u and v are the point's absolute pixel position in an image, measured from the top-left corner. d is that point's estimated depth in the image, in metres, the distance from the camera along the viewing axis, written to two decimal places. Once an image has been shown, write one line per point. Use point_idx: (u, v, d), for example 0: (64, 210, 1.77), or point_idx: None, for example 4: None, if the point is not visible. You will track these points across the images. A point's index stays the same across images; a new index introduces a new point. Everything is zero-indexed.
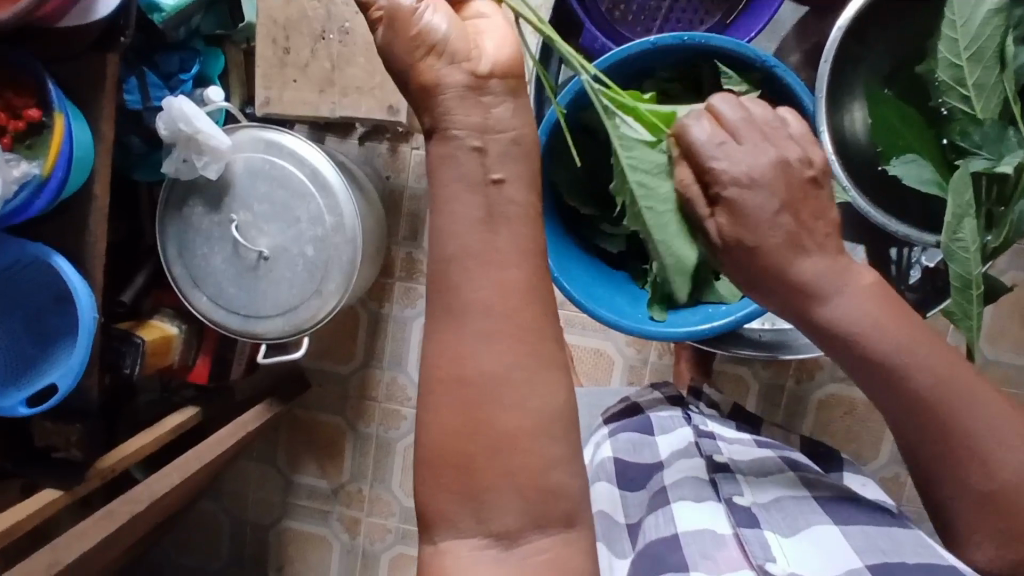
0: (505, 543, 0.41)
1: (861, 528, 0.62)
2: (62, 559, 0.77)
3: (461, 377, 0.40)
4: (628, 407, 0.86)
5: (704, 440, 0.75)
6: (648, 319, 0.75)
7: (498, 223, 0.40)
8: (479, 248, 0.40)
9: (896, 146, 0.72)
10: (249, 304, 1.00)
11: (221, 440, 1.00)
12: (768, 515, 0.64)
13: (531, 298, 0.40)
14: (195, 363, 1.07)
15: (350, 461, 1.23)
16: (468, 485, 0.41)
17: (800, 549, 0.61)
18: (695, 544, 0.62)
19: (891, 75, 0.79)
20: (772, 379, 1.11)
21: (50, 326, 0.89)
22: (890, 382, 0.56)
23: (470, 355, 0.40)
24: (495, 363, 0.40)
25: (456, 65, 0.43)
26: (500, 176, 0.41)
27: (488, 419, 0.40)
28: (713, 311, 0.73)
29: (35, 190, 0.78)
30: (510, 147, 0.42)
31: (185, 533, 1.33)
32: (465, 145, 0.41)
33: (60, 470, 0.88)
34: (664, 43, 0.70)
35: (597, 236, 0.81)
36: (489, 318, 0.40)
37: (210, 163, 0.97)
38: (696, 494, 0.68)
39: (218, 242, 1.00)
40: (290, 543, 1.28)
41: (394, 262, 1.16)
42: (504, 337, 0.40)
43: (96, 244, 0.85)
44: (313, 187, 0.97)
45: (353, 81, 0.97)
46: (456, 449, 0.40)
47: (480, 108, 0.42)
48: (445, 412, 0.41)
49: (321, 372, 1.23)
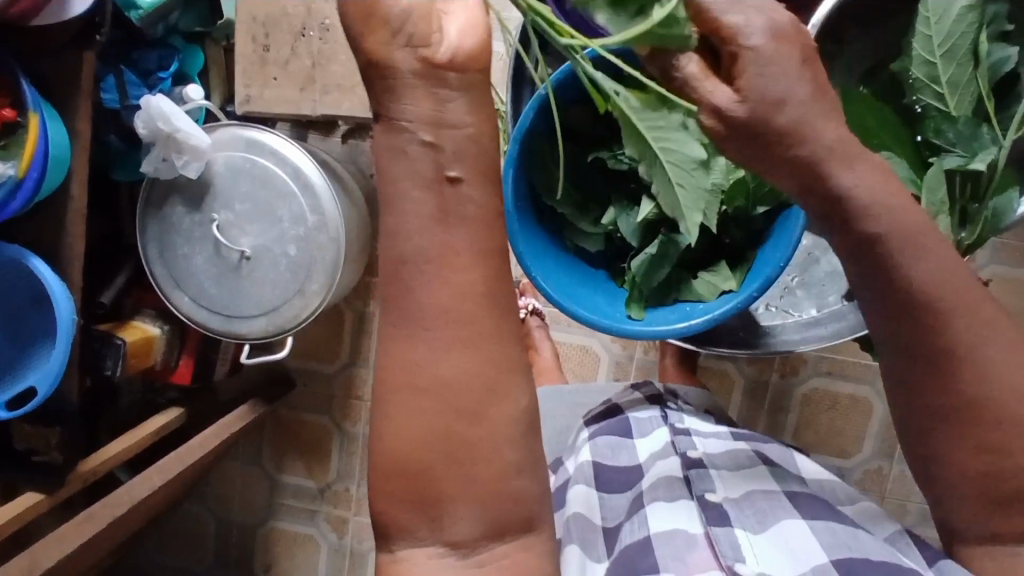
0: (462, 552, 0.43)
1: (826, 523, 0.62)
2: (39, 563, 0.76)
3: (416, 385, 0.40)
4: (607, 409, 0.87)
5: (680, 439, 0.76)
6: (627, 318, 0.75)
7: (456, 221, 0.39)
8: (438, 250, 0.39)
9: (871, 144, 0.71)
10: (231, 303, 0.99)
11: (203, 442, 0.99)
12: (739, 511, 0.65)
13: (482, 300, 0.40)
14: (178, 364, 1.07)
15: (336, 460, 1.23)
16: (425, 499, 0.42)
17: (769, 549, 0.61)
18: (668, 547, 0.62)
19: (868, 73, 0.79)
20: (756, 375, 1.12)
21: (26, 328, 0.88)
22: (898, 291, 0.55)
23: (421, 364, 0.40)
24: (458, 373, 0.40)
25: (413, 48, 0.38)
26: (457, 173, 0.38)
27: (452, 433, 0.41)
28: (691, 311, 0.73)
29: (11, 190, 0.77)
30: (466, 145, 0.39)
31: (169, 534, 1.32)
32: (417, 140, 0.38)
33: (40, 474, 0.88)
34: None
35: (573, 233, 0.80)
36: (433, 322, 0.40)
37: (190, 162, 0.96)
38: (669, 494, 0.68)
39: (199, 242, 0.99)
40: (276, 544, 1.28)
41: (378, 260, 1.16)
42: (462, 338, 0.40)
43: (73, 244, 0.84)
44: (295, 186, 0.96)
45: (334, 78, 0.97)
46: (415, 460, 0.41)
47: (432, 100, 0.38)
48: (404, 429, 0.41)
49: (306, 372, 1.22)
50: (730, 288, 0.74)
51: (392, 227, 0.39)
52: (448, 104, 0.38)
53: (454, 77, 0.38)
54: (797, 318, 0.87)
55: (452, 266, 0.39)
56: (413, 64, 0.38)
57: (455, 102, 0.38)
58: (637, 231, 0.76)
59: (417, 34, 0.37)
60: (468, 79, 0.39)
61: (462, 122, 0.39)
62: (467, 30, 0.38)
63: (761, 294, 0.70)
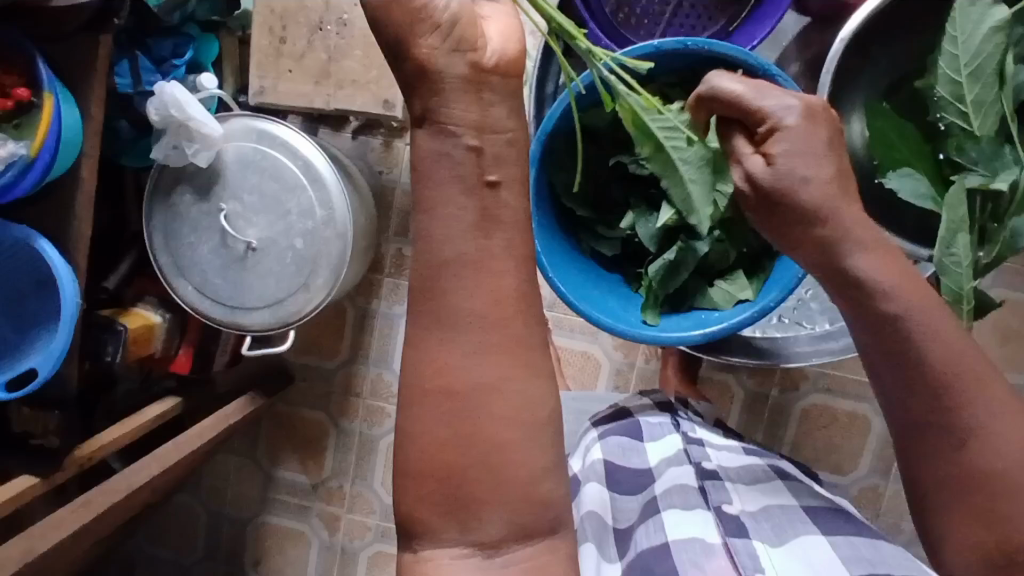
0: (489, 552, 0.43)
1: (846, 538, 0.63)
2: (34, 548, 0.76)
3: (449, 390, 0.41)
4: (615, 413, 0.87)
5: (692, 448, 0.76)
6: (641, 323, 0.75)
7: (493, 227, 0.40)
8: (475, 255, 0.40)
9: (893, 159, 0.72)
10: (235, 294, 0.99)
11: (201, 431, 0.98)
12: (756, 525, 0.64)
13: (502, 299, 0.41)
14: (177, 354, 1.06)
15: (332, 457, 1.22)
16: (452, 497, 0.42)
17: (793, 566, 0.59)
18: (689, 552, 0.61)
19: (891, 90, 0.79)
20: (756, 389, 1.12)
21: (29, 309, 0.87)
22: (896, 337, 0.58)
23: (453, 367, 0.41)
24: (488, 375, 0.41)
25: (461, 52, 0.41)
26: (496, 178, 0.40)
27: (470, 430, 0.41)
28: (705, 319, 0.74)
29: (20, 170, 0.77)
30: (505, 149, 0.41)
31: (159, 526, 1.31)
32: (462, 144, 0.40)
33: (36, 457, 0.87)
34: (667, 46, 0.71)
35: (588, 236, 0.81)
36: (464, 326, 0.41)
37: (200, 151, 0.95)
38: (686, 501, 0.67)
39: (205, 231, 0.99)
40: (267, 539, 1.27)
41: (383, 258, 1.16)
42: (491, 342, 0.41)
43: (81, 228, 0.84)
44: (305, 179, 0.96)
45: (348, 74, 0.96)
46: (440, 460, 0.42)
47: (479, 105, 0.41)
48: (429, 424, 0.41)
49: (306, 368, 1.22)
50: (747, 297, 0.74)
51: (433, 227, 0.40)
52: (491, 108, 0.41)
53: (496, 79, 0.42)
54: (810, 330, 0.87)
55: (490, 272, 0.40)
56: (462, 68, 0.41)
57: (497, 106, 0.41)
58: (655, 236, 0.76)
59: (465, 39, 0.41)
60: (509, 85, 0.42)
61: (504, 127, 0.41)
62: (506, 38, 0.43)
63: (776, 304, 0.70)
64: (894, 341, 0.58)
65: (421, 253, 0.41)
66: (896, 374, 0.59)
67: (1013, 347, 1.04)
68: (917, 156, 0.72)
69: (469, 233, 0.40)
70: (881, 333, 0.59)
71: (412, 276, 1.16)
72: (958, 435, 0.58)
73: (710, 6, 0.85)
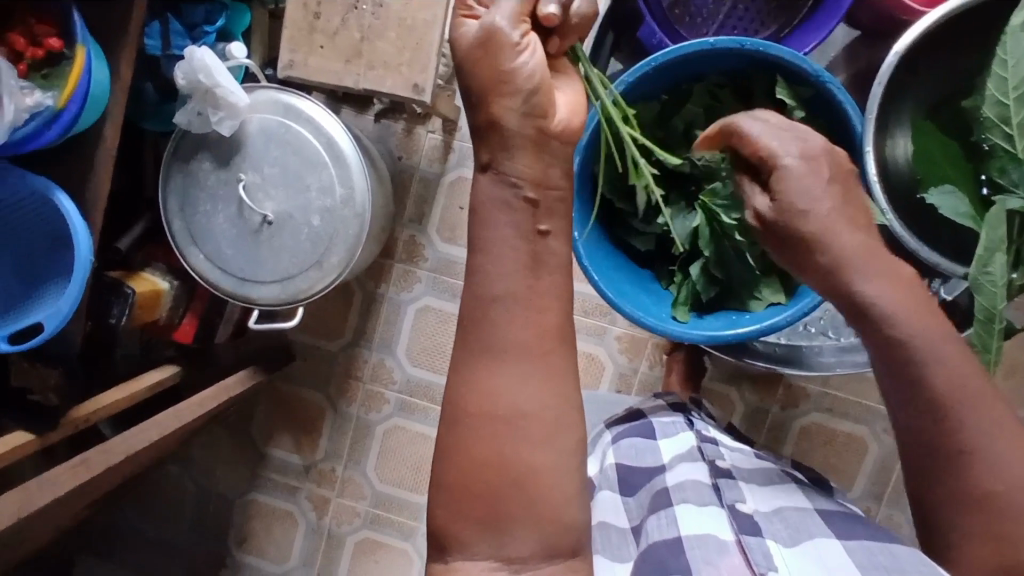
0: (515, 568, 0.47)
1: (861, 543, 0.61)
2: (32, 502, 0.73)
3: (491, 414, 0.46)
4: (629, 413, 0.88)
5: (706, 446, 0.77)
6: (671, 318, 0.77)
7: (542, 268, 0.47)
8: (523, 293, 0.46)
9: (936, 174, 0.77)
10: (247, 267, 0.98)
11: (203, 401, 0.97)
12: (771, 525, 0.64)
13: (545, 333, 0.47)
14: (181, 322, 1.06)
15: (326, 439, 1.22)
16: (485, 511, 0.47)
17: (802, 561, 0.60)
18: (700, 549, 0.61)
19: (935, 108, 0.80)
20: (757, 404, 1.12)
21: (39, 265, 0.85)
22: (900, 359, 0.58)
23: (495, 395, 0.46)
24: (525, 405, 0.47)
25: (531, 118, 0.48)
26: (547, 228, 0.48)
27: (505, 452, 0.46)
28: (736, 319, 0.76)
29: (46, 120, 0.75)
30: (557, 204, 0.48)
31: (146, 496, 1.29)
32: (520, 194, 0.47)
33: (32, 415, 0.84)
34: (722, 45, 0.74)
35: (624, 229, 0.83)
36: (507, 351, 0.46)
37: (225, 119, 0.95)
38: (700, 497, 0.68)
39: (222, 200, 0.98)
40: (255, 518, 1.25)
41: (396, 243, 1.16)
42: (521, 370, 0.47)
43: (99, 185, 0.82)
44: (327, 156, 0.96)
45: (380, 55, 0.96)
46: (474, 478, 0.47)
47: (537, 162, 0.48)
48: (465, 442, 0.47)
49: (307, 346, 1.21)
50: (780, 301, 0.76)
51: (486, 262, 0.46)
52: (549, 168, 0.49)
53: (556, 144, 0.49)
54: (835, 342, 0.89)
55: (535, 306, 0.47)
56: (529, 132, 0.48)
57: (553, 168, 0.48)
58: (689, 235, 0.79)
59: (539, 106, 0.48)
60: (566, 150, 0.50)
61: (559, 185, 0.49)
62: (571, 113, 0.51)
63: (810, 311, 0.72)
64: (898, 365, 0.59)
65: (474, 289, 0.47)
66: (902, 395, 0.59)
67: (1012, 382, 1.05)
68: (959, 173, 0.77)
69: (522, 275, 0.47)
70: (887, 353, 0.59)
71: (423, 264, 1.16)
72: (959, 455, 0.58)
73: (764, 10, 0.86)
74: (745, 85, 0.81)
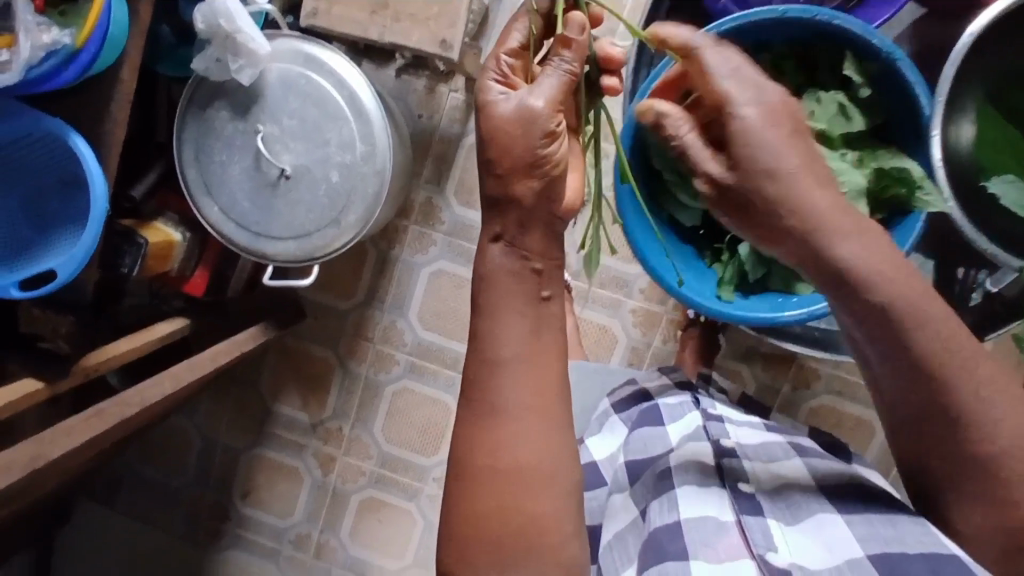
0: None
1: (864, 516, 0.62)
2: (45, 454, 0.72)
3: (498, 469, 0.53)
4: (637, 396, 0.86)
5: (712, 424, 0.76)
6: (718, 298, 0.80)
7: (544, 328, 0.54)
8: (528, 351, 0.53)
9: (996, 165, 0.78)
10: (263, 221, 0.96)
11: (216, 356, 0.96)
12: (772, 504, 0.65)
13: (545, 391, 0.53)
14: (193, 274, 1.04)
15: (334, 398, 1.22)
16: (496, 552, 0.53)
17: (803, 542, 0.61)
18: (698, 531, 0.62)
19: (1000, 90, 0.78)
20: (769, 382, 1.12)
21: (49, 211, 0.83)
22: (912, 353, 0.57)
23: (502, 449, 0.53)
24: (527, 459, 0.53)
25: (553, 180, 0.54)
26: (548, 294, 0.54)
27: (513, 500, 0.53)
28: (783, 302, 0.78)
29: (64, 60, 0.72)
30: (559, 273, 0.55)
31: (151, 446, 1.29)
32: (529, 267, 0.54)
33: (43, 361, 0.83)
34: (792, 15, 0.76)
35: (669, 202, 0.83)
36: (514, 409, 0.53)
37: (244, 67, 0.91)
38: (701, 478, 0.68)
39: (239, 151, 0.95)
40: (260, 472, 1.25)
41: (413, 204, 1.14)
42: (524, 426, 0.53)
43: (115, 130, 0.79)
44: (349, 111, 0.93)
45: (408, 7, 0.92)
46: (481, 526, 0.53)
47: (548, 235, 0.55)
48: (477, 492, 0.53)
49: (318, 304, 1.20)
50: None
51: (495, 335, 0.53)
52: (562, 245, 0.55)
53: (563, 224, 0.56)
54: None
55: (537, 368, 0.53)
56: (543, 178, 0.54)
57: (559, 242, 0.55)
58: None
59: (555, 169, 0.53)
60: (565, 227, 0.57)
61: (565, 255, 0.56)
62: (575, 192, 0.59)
63: None
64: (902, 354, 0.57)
65: (483, 358, 0.54)
66: (906, 383, 0.58)
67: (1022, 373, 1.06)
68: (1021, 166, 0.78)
69: (526, 335, 0.53)
70: (894, 349, 0.58)
71: (440, 227, 1.14)
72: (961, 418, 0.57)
73: None
74: (804, 58, 0.85)
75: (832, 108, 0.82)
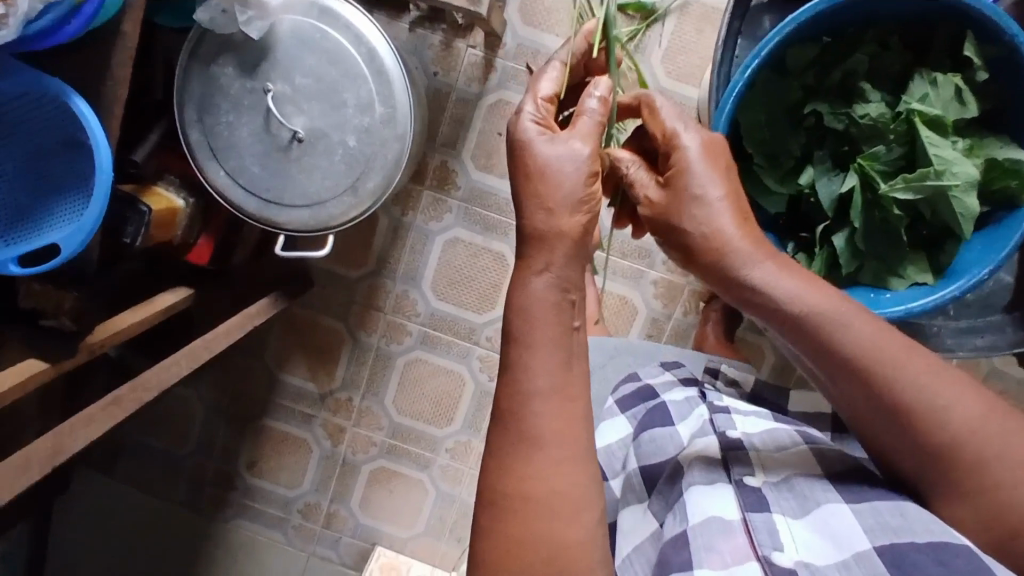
0: None
1: (870, 504, 0.57)
2: (65, 448, 0.68)
3: (525, 496, 0.51)
4: (641, 391, 0.82)
5: (719, 416, 0.71)
6: None
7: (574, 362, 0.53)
8: (557, 384, 0.51)
9: None
10: (276, 188, 0.90)
11: (229, 331, 0.91)
12: (778, 495, 0.61)
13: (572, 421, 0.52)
14: (197, 241, 0.97)
15: (344, 368, 1.18)
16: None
17: (810, 538, 0.56)
18: (704, 537, 0.58)
19: None
20: (787, 356, 1.11)
21: (47, 177, 0.75)
22: (864, 375, 0.56)
23: (532, 475, 0.51)
24: (563, 486, 0.51)
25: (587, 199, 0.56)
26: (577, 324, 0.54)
27: (547, 528, 0.50)
28: (878, 298, 0.81)
29: (67, 12, 0.65)
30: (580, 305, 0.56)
31: (151, 415, 1.24)
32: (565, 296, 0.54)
33: (49, 338, 0.77)
34: None
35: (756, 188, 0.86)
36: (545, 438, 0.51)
37: (254, 19, 0.83)
38: (707, 477, 0.64)
39: (248, 111, 0.88)
40: (266, 443, 1.22)
41: (428, 169, 1.09)
42: (559, 455, 0.51)
43: (117, 90, 0.72)
44: (368, 70, 0.86)
45: None
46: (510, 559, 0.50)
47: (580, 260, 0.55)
48: (507, 523, 0.51)
49: (328, 274, 1.15)
50: (926, 281, 0.82)
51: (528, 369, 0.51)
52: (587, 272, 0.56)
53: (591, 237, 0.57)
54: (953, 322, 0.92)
55: (569, 398, 0.52)
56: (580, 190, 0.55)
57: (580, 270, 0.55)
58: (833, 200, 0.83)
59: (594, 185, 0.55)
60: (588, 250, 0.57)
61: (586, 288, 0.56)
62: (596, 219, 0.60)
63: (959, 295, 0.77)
64: (846, 372, 0.57)
65: (517, 388, 0.52)
66: (849, 396, 0.58)
67: None
68: None
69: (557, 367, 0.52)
70: (844, 374, 0.57)
71: (455, 193, 1.10)
72: (907, 415, 0.55)
73: None
74: (912, 38, 0.84)
75: (946, 93, 0.80)
